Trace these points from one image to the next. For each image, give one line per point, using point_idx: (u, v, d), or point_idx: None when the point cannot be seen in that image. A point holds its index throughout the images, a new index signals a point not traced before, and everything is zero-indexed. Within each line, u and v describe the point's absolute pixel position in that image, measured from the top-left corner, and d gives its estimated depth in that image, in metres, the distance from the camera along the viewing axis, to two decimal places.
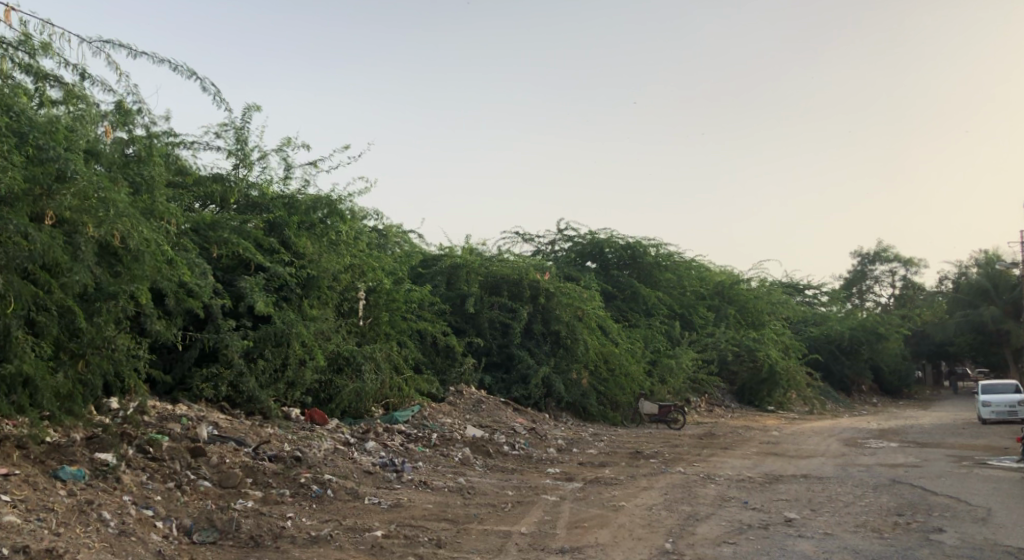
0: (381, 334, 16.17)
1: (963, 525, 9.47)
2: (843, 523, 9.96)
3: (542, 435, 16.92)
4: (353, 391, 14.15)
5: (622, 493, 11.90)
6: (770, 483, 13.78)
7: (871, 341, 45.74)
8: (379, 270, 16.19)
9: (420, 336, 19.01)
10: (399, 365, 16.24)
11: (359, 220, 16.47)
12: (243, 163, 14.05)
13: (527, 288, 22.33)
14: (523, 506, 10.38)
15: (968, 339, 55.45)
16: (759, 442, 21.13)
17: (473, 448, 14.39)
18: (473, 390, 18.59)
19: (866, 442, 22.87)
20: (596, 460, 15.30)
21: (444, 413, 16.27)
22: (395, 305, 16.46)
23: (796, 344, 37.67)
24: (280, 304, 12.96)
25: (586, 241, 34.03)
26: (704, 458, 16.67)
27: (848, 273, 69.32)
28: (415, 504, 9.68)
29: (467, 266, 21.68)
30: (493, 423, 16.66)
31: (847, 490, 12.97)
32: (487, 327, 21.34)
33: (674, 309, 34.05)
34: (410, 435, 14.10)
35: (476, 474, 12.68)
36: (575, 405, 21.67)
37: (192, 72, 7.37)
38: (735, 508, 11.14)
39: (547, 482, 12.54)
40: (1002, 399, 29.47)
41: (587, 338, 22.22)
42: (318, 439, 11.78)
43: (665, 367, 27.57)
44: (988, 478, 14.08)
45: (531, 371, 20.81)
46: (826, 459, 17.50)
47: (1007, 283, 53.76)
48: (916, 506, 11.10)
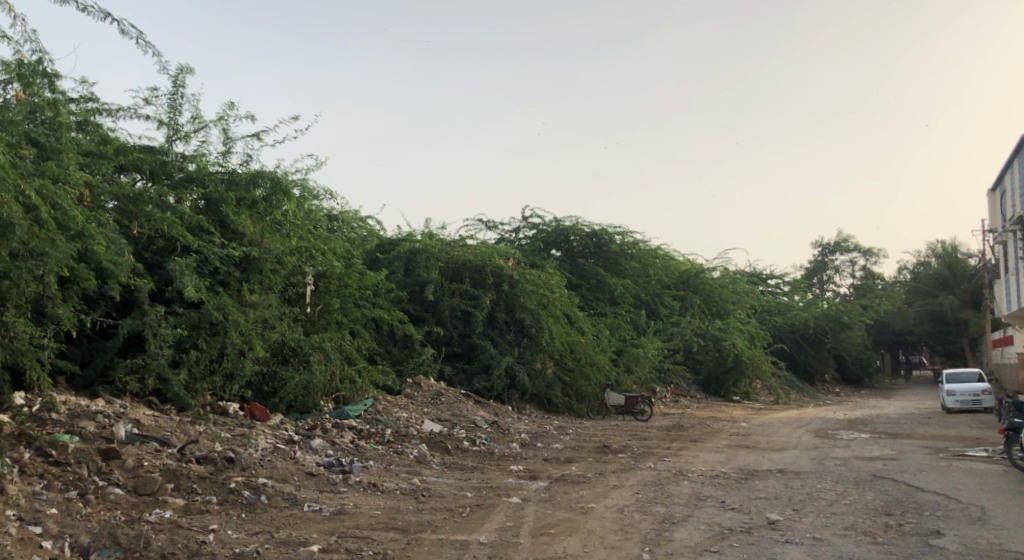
0: (333, 322, 15.07)
1: (961, 527, 8.73)
2: (831, 526, 9.16)
3: (505, 429, 15.95)
4: (300, 383, 13.07)
5: (590, 493, 10.99)
6: (746, 479, 12.99)
7: (834, 331, 45.60)
8: (330, 253, 15.06)
9: (376, 325, 17.93)
10: (352, 356, 15.19)
11: (307, 200, 15.29)
12: (177, 135, 12.87)
13: (490, 275, 21.34)
14: (483, 510, 9.41)
15: (927, 329, 55.77)
16: (728, 434, 20.46)
17: (430, 444, 13.38)
18: (432, 382, 17.55)
19: (836, 433, 22.33)
20: (562, 455, 14.38)
21: (400, 407, 15.24)
22: (350, 292, 15.37)
23: (761, 334, 37.26)
24: (215, 290, 11.80)
25: (551, 228, 33.14)
26: (674, 452, 15.87)
27: (809, 263, 69.49)
28: (363, 511, 8.67)
29: (426, 251, 20.51)
30: (453, 417, 15.66)
31: (827, 486, 12.20)
32: (448, 315, 20.31)
33: (640, 298, 33.33)
34: (361, 431, 13.05)
35: (432, 473, 11.68)
36: (539, 397, 20.76)
37: (107, 13, 6.63)
38: (713, 508, 10.31)
39: (510, 481, 11.60)
40: (966, 388, 29.23)
41: (552, 327, 21.29)
42: (257, 437, 10.69)
43: (631, 356, 26.81)
44: (970, 472, 13.44)
45: (493, 361, 19.85)
46: (800, 452, 16.81)
47: (966, 272, 54.17)
48: (905, 505, 10.36)
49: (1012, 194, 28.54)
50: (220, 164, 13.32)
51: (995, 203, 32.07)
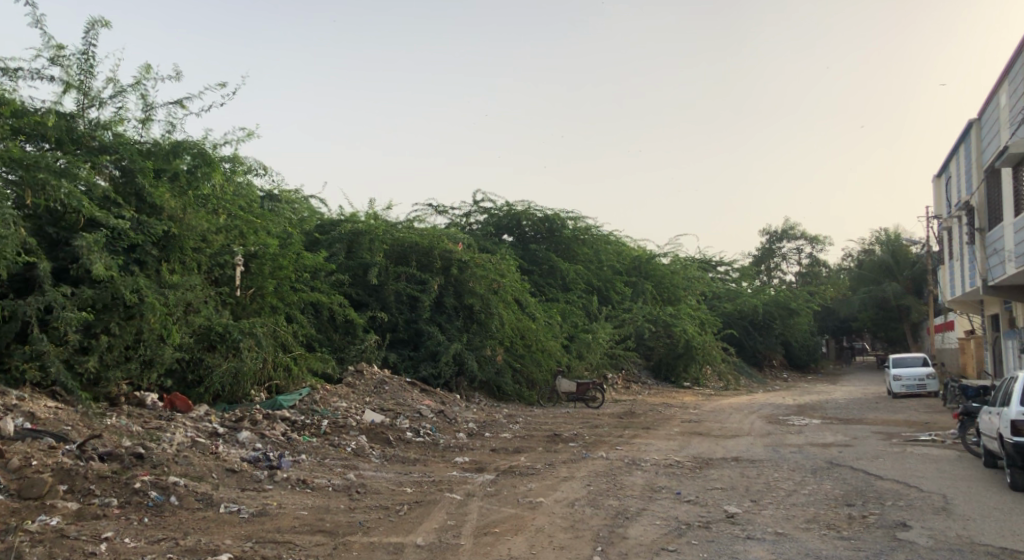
0: (268, 306, 14.14)
1: (928, 518, 8.25)
2: (792, 520, 8.65)
3: (451, 418, 15.19)
4: (228, 371, 12.16)
5: (540, 485, 10.32)
6: (701, 468, 12.47)
7: (783, 317, 45.76)
8: (263, 233, 14.05)
9: (316, 311, 17.01)
10: (288, 343, 14.29)
11: (237, 174, 14.22)
12: (89, 100, 11.75)
13: (438, 259, 20.47)
14: (423, 508, 8.66)
15: (871, 315, 56.60)
16: (681, 421, 20.02)
17: (370, 436, 12.55)
18: (375, 370, 16.71)
19: (787, 418, 22.13)
20: (510, 445, 13.68)
21: (340, 396, 14.37)
22: (287, 274, 14.41)
23: (712, 319, 37.12)
24: (129, 269, 10.82)
25: (503, 212, 32.31)
26: (627, 440, 15.31)
27: (757, 250, 69.99)
28: (288, 511, 7.85)
29: (370, 233, 19.51)
30: (397, 407, 14.85)
31: (785, 475, 11.74)
32: (393, 300, 19.43)
33: (593, 284, 32.83)
34: (295, 422, 12.17)
35: (371, 467, 10.88)
36: (489, 385, 20.03)
37: None
38: (669, 501, 9.74)
39: (453, 474, 10.85)
40: (912, 372, 29.41)
41: (502, 313, 20.59)
42: (174, 431, 9.77)
43: (582, 342, 26.29)
44: (926, 458, 13.12)
45: (441, 348, 19.07)
46: (754, 439, 16.41)
47: (909, 260, 54.88)
48: (866, 495, 9.90)
49: (957, 179, 28.70)
50: (138, 135, 12.21)
51: (940, 189, 32.32)
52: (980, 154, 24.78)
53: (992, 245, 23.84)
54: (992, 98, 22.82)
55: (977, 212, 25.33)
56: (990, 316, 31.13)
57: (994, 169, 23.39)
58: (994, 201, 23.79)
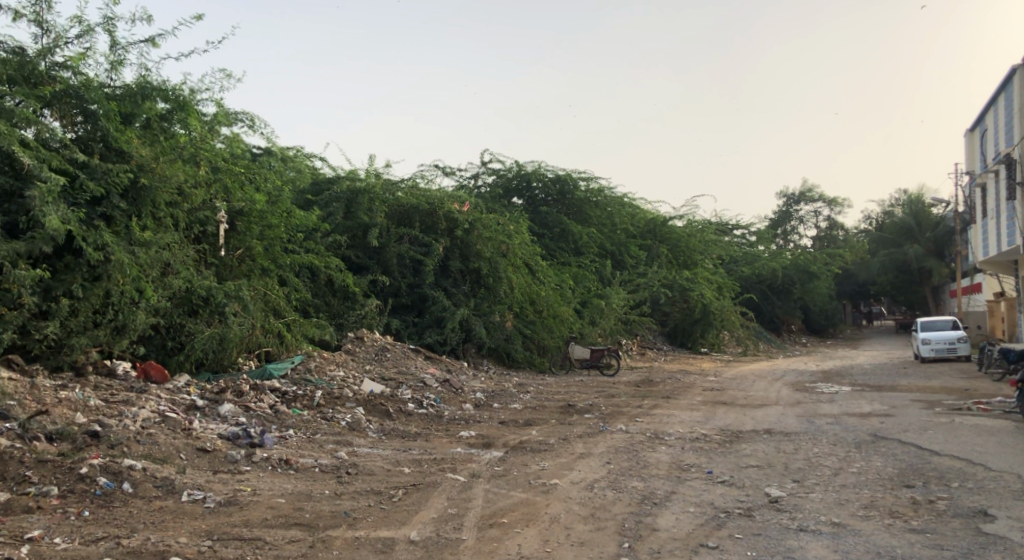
0: (258, 268, 12.98)
1: (1010, 506, 7.09)
2: (845, 506, 7.49)
3: (458, 387, 14.10)
4: (211, 337, 11.09)
5: (554, 464, 9.20)
6: (730, 442, 11.32)
7: (802, 281, 44.41)
8: (250, 187, 12.81)
9: (311, 275, 15.82)
10: (279, 308, 13.16)
11: (220, 125, 12.93)
12: (46, 35, 10.45)
13: (442, 220, 19.22)
14: (423, 492, 7.56)
15: (891, 278, 55.09)
16: (702, 389, 18.88)
17: (367, 408, 11.46)
18: (377, 337, 15.61)
19: (814, 385, 20.98)
20: (521, 417, 12.57)
21: (336, 365, 13.28)
22: (279, 232, 13.19)
23: (730, 284, 35.73)
24: (93, 224, 9.66)
25: (512, 173, 30.94)
26: (647, 411, 14.17)
27: (773, 213, 68.29)
28: (263, 499, 6.74)
29: (369, 191, 18.12)
30: (398, 376, 13.77)
31: (826, 450, 10.59)
32: (395, 263, 18.18)
33: (606, 247, 31.54)
34: (285, 394, 11.08)
35: (366, 443, 9.78)
36: (498, 351, 18.95)
37: None
38: (701, 482, 8.61)
39: (458, 451, 9.74)
40: (942, 336, 28.07)
41: (511, 277, 19.38)
42: (143, 404, 8.63)
43: (596, 308, 25.12)
44: (979, 430, 11.94)
45: (447, 314, 17.92)
46: (783, 408, 15.25)
47: (931, 221, 52.64)
48: (926, 475, 8.75)
49: (994, 132, 27.20)
50: (107, 77, 10.91)
51: (973, 144, 30.79)
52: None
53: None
54: None
55: (1019, 165, 23.89)
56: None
57: None
58: None
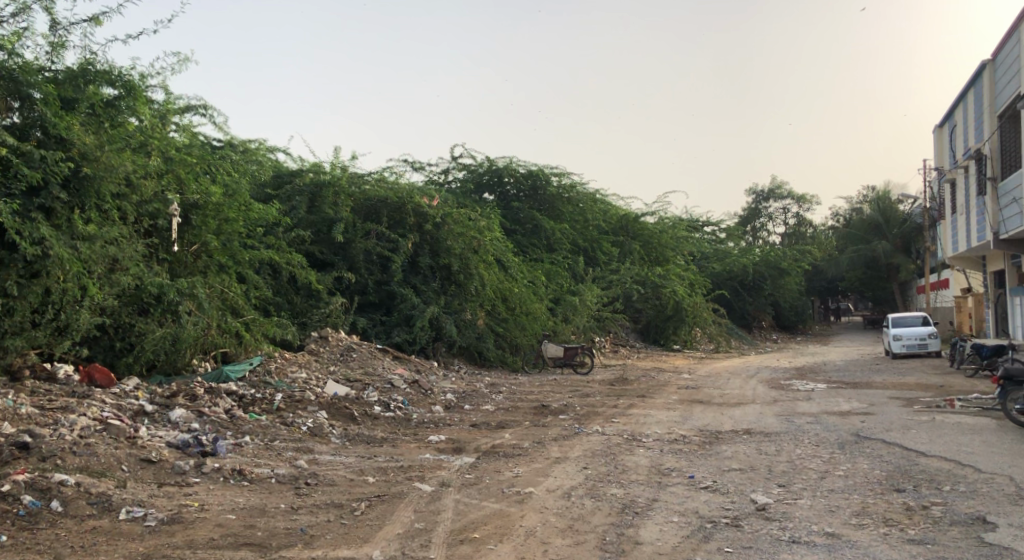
0: (214, 264, 12.32)
1: (1009, 512, 6.74)
2: (836, 513, 7.08)
3: (427, 388, 13.55)
4: (163, 337, 10.43)
5: (529, 470, 8.70)
6: (710, 444, 10.90)
7: (773, 277, 44.39)
8: (204, 179, 12.13)
9: (273, 272, 15.15)
10: (237, 306, 12.51)
11: (171, 114, 12.26)
12: None
13: (411, 215, 18.64)
14: (388, 505, 7.00)
15: (859, 274, 55.42)
16: (678, 387, 18.51)
17: (331, 412, 10.85)
18: (343, 336, 14.99)
19: (789, 382, 20.73)
20: (493, 420, 12.04)
21: (299, 366, 12.65)
22: (238, 227, 12.55)
23: (702, 281, 35.40)
24: (29, 217, 8.94)
25: (483, 168, 30.37)
26: (623, 411, 13.73)
27: (743, 210, 68.44)
28: (210, 515, 6.13)
29: (334, 185, 17.45)
30: (364, 377, 13.18)
31: (809, 451, 10.22)
32: (362, 259, 17.54)
33: (578, 244, 31.15)
34: (243, 398, 10.44)
35: (328, 450, 9.19)
36: (469, 350, 18.44)
37: None
38: (683, 488, 8.16)
39: (426, 457, 9.20)
40: (913, 332, 28.03)
41: (482, 274, 18.82)
42: (82, 410, 7.95)
43: (569, 305, 24.69)
44: (962, 428, 11.67)
45: (416, 312, 17.34)
46: (761, 407, 14.91)
47: (899, 217, 52.95)
48: (915, 478, 8.39)
49: (963, 128, 27.23)
50: (47, 60, 10.19)
51: (941, 140, 30.89)
52: (994, 98, 23.30)
53: (1008, 194, 22.37)
54: (1013, 33, 21.33)
55: (990, 160, 23.85)
56: (994, 273, 29.93)
57: (1014, 112, 21.90)
58: (1009, 149, 22.49)
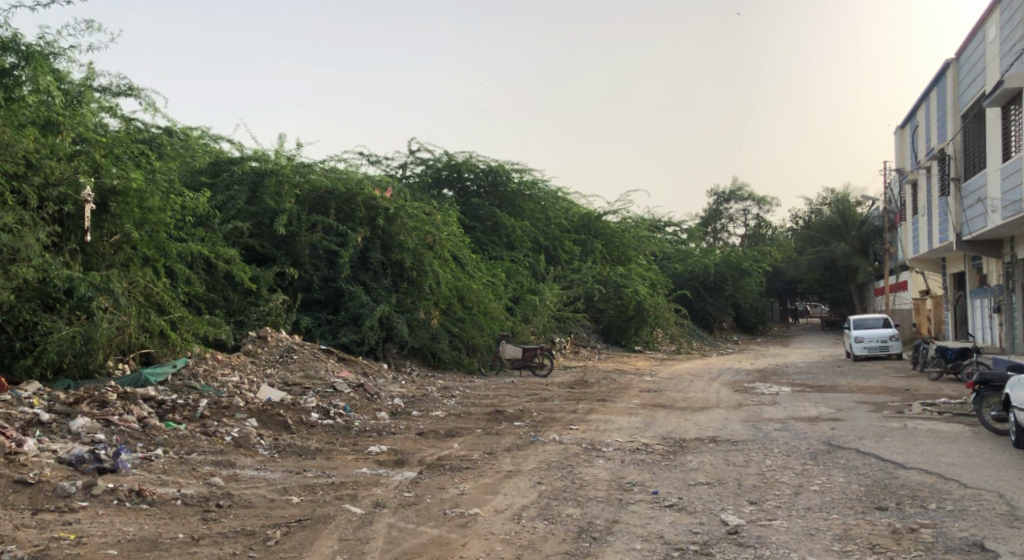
0: (137, 257, 11.25)
1: (1009, 537, 6.04)
2: (817, 537, 6.33)
3: (373, 392, 12.59)
4: (69, 336, 9.38)
5: (476, 486, 7.83)
6: (674, 454, 10.13)
7: (734, 277, 44.08)
8: (124, 163, 10.92)
9: (208, 266, 14.08)
10: (162, 303, 11.38)
11: (88, 93, 11.10)
12: None
13: (361, 208, 17.65)
14: (309, 533, 6.04)
15: (818, 276, 55.49)
16: (639, 390, 17.80)
17: (262, 419, 9.85)
18: (283, 336, 13.96)
19: (753, 385, 20.13)
20: (442, 427, 11.14)
21: (231, 368, 11.60)
22: (165, 216, 11.46)
23: (664, 281, 34.88)
24: None
25: (441, 163, 29.43)
26: (581, 416, 12.92)
27: (704, 212, 68.30)
28: (86, 551, 5.17)
29: (276, 173, 16.40)
30: (304, 381, 12.18)
31: (780, 462, 9.50)
32: (307, 253, 16.47)
33: (540, 242, 30.35)
34: (161, 404, 9.39)
35: (253, 463, 8.21)
36: (422, 351, 17.49)
37: None
38: (647, 506, 7.36)
39: (362, 472, 8.25)
40: (875, 333, 27.72)
41: (437, 271, 17.87)
42: None
43: (529, 305, 23.88)
44: (937, 436, 11.06)
45: (365, 310, 16.36)
46: (726, 412, 14.22)
47: (857, 219, 53.06)
48: (897, 494, 7.68)
49: (925, 128, 27.01)
50: None
51: (903, 141, 30.72)
52: (957, 98, 23.04)
53: (972, 194, 22.11)
54: (977, 31, 21.05)
55: (953, 160, 23.59)
56: (953, 275, 29.85)
57: (978, 112, 21.66)
58: (972, 149, 22.23)
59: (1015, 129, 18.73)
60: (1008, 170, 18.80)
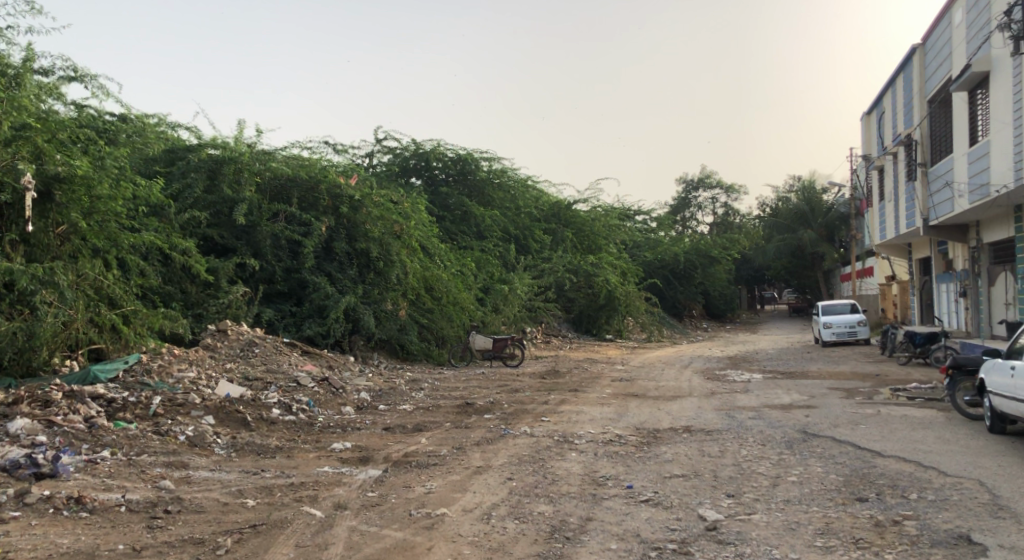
0: (86, 248, 10.72)
1: (995, 529, 5.84)
2: (798, 532, 6.09)
3: (338, 386, 12.18)
4: (9, 332, 8.93)
5: (444, 484, 7.49)
6: (649, 445, 9.89)
7: (704, 265, 44.13)
8: (68, 149, 10.38)
9: (164, 257, 13.55)
10: (113, 296, 10.86)
11: (28, 76, 10.53)
12: None
13: (325, 196, 17.17)
14: (262, 540, 5.66)
15: (785, 263, 55.86)
16: (611, 380, 17.59)
17: (219, 417, 9.41)
18: (244, 329, 13.47)
19: (724, 372, 20.01)
20: (410, 421, 10.79)
21: (188, 363, 11.11)
22: (115, 205, 10.89)
23: (635, 270, 34.74)
24: None
25: (409, 152, 28.92)
26: (553, 408, 12.64)
27: (672, 200, 68.37)
28: None
29: (234, 161, 15.85)
30: (266, 376, 11.73)
31: (756, 452, 9.30)
32: (268, 244, 15.98)
33: (509, 231, 29.98)
34: (111, 403, 8.93)
35: (208, 464, 7.79)
36: (390, 343, 17.10)
37: None
38: (621, 501, 7.08)
39: (324, 472, 7.86)
40: (843, 319, 27.80)
41: (404, 260, 17.46)
42: None
43: (499, 295, 23.56)
44: (912, 422, 10.93)
45: (330, 302, 15.91)
46: (699, 401, 14.04)
47: (824, 206, 53.42)
48: (877, 484, 7.48)
49: (892, 114, 27.07)
50: None
51: (870, 127, 30.82)
52: (924, 83, 23.06)
53: (938, 178, 22.15)
54: (944, 15, 21.02)
55: (920, 146, 23.65)
56: (919, 260, 30.07)
57: (945, 97, 21.69)
58: (939, 134, 22.29)
59: (982, 114, 18.73)
60: (975, 155, 18.82)
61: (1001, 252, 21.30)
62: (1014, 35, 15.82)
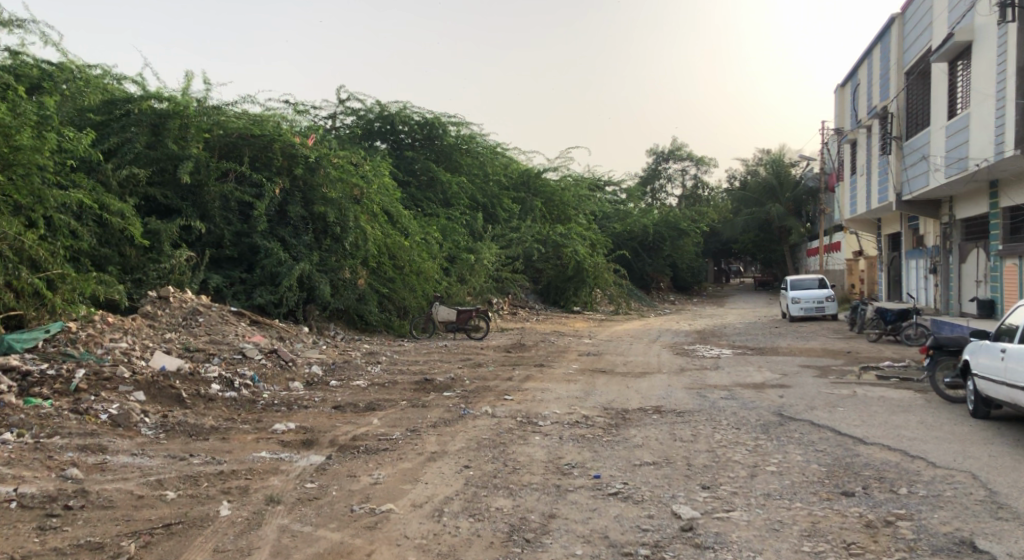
0: (6, 205, 9.75)
1: (1000, 533, 5.29)
2: (783, 533, 5.49)
3: (288, 358, 11.35)
4: None
5: (394, 474, 6.78)
6: (617, 427, 9.27)
7: (673, 238, 43.66)
8: None
9: (100, 218, 12.56)
10: (36, 258, 9.90)
11: None
12: None
13: (279, 156, 16.20)
14: (174, 544, 4.93)
15: (753, 236, 55.69)
16: (578, 354, 16.97)
17: (150, 392, 8.57)
18: (188, 296, 12.56)
19: (693, 347, 19.54)
20: (363, 399, 10.03)
21: (122, 332, 10.21)
22: (40, 158, 9.88)
23: (605, 241, 34.12)
24: None
25: (373, 114, 27.76)
26: (516, 384, 11.96)
27: (643, 171, 67.73)
28: None
29: (179, 115, 14.78)
30: (208, 347, 10.86)
31: (731, 437, 8.72)
32: (217, 206, 15.05)
33: (476, 199, 29.09)
34: (26, 376, 8.20)
35: (129, 446, 6.99)
36: (347, 313, 16.29)
37: None
38: (588, 494, 6.43)
39: (261, 457, 7.09)
40: (811, 295, 27.49)
41: (363, 227, 16.56)
42: None
43: (464, 265, 22.79)
44: (891, 405, 10.43)
45: (283, 269, 15.00)
46: (669, 378, 13.46)
47: (793, 180, 53.13)
48: (863, 476, 6.92)
49: (868, 86, 26.53)
50: None
51: (844, 100, 30.31)
52: (902, 54, 22.53)
53: (915, 152, 21.68)
54: None
55: (896, 119, 23.14)
56: (889, 236, 29.81)
57: (925, 69, 21.14)
58: (917, 107, 21.77)
59: (963, 85, 18.24)
60: (955, 128, 18.33)
61: (975, 228, 20.96)
62: (1002, 1, 15.27)
